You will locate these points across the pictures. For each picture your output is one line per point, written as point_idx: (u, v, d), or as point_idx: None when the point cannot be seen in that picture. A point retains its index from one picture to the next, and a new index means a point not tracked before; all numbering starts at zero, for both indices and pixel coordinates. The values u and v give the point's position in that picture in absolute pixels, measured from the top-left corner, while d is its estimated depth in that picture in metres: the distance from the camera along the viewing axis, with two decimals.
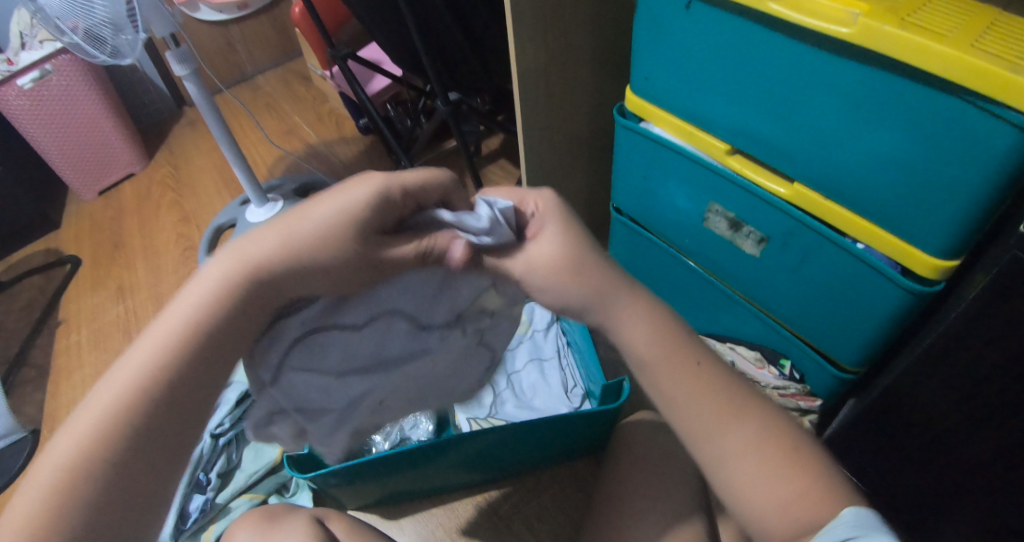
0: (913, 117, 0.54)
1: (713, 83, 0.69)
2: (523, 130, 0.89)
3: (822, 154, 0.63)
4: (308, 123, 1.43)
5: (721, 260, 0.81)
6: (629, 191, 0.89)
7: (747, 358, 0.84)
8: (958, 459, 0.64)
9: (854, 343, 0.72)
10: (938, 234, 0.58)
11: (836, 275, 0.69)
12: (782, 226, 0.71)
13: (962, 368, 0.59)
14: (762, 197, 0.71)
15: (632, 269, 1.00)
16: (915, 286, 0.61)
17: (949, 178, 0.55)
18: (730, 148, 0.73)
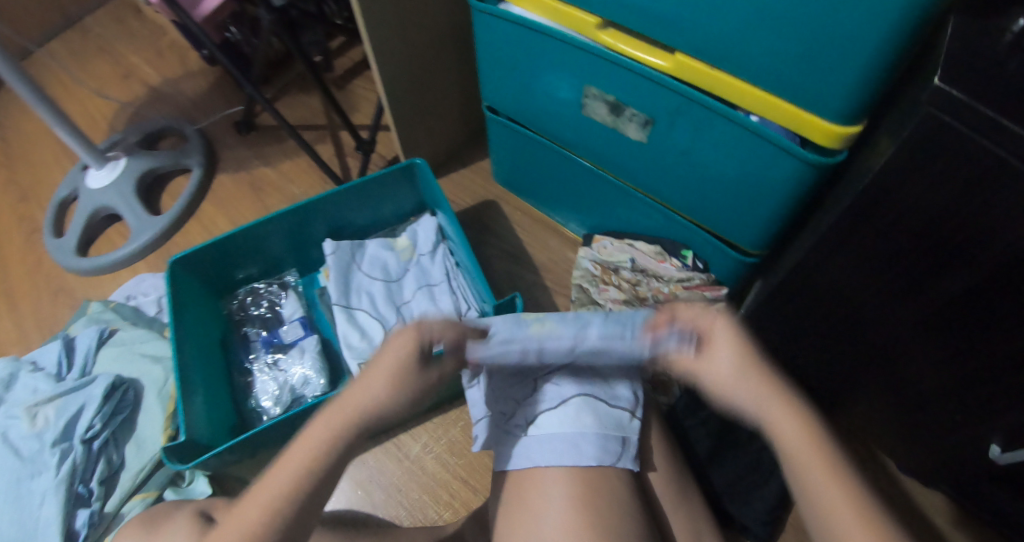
0: None
1: None
2: (367, 35, 0.75)
3: (707, 18, 0.54)
4: (148, 63, 1.24)
5: (611, 153, 0.72)
6: (501, 87, 0.77)
7: (648, 254, 0.79)
8: (876, 331, 0.62)
9: (754, 225, 0.68)
10: (837, 96, 0.52)
11: (731, 152, 0.62)
12: (667, 105, 0.62)
13: (874, 242, 0.53)
14: (644, 75, 0.61)
15: (519, 172, 0.89)
16: (814, 157, 0.56)
17: (849, 32, 0.47)
18: (601, 21, 0.61)
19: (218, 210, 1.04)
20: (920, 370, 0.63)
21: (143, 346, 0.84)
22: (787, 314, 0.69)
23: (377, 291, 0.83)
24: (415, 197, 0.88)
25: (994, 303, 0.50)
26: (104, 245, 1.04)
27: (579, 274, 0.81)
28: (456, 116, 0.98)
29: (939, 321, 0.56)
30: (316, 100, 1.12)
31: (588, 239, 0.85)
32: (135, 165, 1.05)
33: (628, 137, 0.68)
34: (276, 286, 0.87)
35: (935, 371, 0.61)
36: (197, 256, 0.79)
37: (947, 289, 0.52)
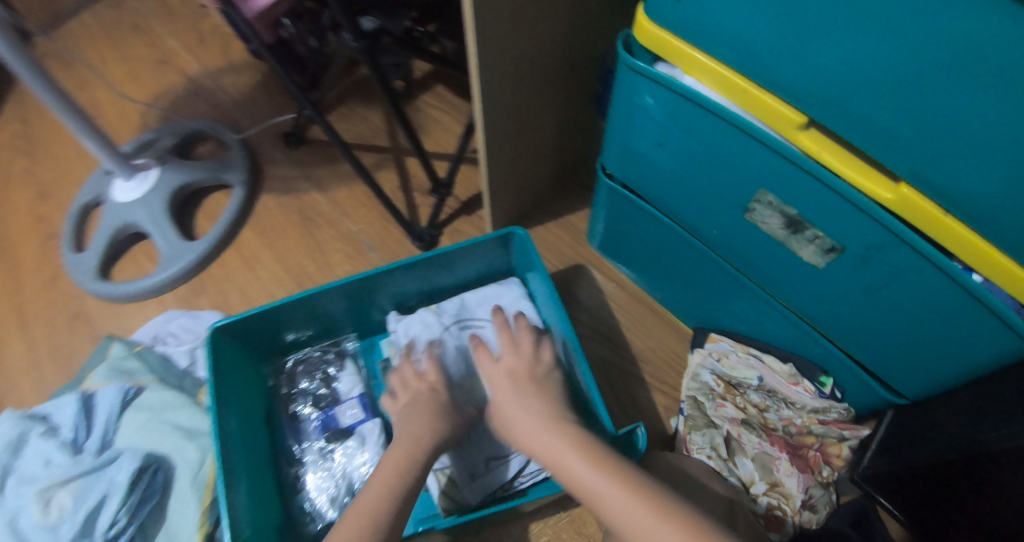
0: None
1: (803, 19, 0.42)
2: (478, 81, 0.61)
3: (961, 153, 0.40)
4: (187, 48, 1.10)
5: (760, 260, 0.59)
6: (628, 157, 0.63)
7: (777, 373, 0.67)
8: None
9: (932, 382, 0.55)
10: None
11: (936, 306, 0.49)
12: (866, 237, 0.48)
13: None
14: (844, 197, 0.47)
15: (624, 240, 0.76)
16: None
17: None
18: (805, 119, 0.47)
19: (261, 239, 0.91)
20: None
21: (175, 414, 0.72)
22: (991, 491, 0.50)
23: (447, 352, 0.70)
24: (499, 263, 0.75)
25: None
26: (129, 266, 0.92)
27: (689, 382, 0.70)
28: (547, 162, 0.84)
29: None
30: (377, 116, 0.98)
31: (703, 338, 0.73)
32: (168, 177, 0.92)
33: (801, 257, 0.55)
34: (332, 353, 0.76)
35: None
36: (243, 321, 0.67)
37: None
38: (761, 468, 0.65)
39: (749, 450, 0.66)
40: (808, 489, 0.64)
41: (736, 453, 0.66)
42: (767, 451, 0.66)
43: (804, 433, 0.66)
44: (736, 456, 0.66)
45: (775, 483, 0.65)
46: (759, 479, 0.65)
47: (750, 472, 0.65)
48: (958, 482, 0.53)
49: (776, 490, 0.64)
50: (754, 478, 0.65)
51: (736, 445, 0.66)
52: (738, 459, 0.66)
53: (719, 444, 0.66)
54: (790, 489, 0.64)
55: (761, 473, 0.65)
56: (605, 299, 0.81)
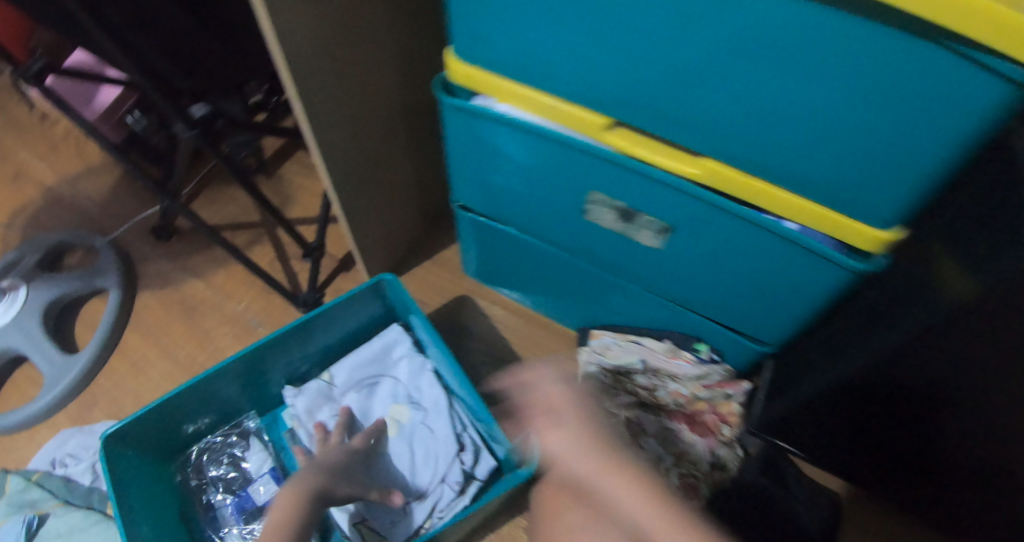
0: (886, 81, 0.38)
1: (576, 39, 0.47)
2: (311, 135, 0.63)
3: (748, 125, 0.46)
4: (38, 158, 1.07)
5: (614, 255, 0.64)
6: (474, 186, 0.68)
7: (658, 352, 0.72)
8: (926, 440, 0.57)
9: (783, 325, 0.61)
10: (895, 207, 0.46)
11: (762, 259, 0.55)
12: (689, 213, 0.54)
13: (938, 358, 0.49)
14: (661, 181, 0.52)
15: (497, 260, 0.80)
16: (863, 267, 0.49)
17: (914, 149, 0.41)
18: (609, 121, 0.52)
19: (147, 339, 0.89)
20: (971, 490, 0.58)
21: (86, 534, 0.71)
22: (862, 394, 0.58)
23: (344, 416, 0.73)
24: (383, 308, 0.78)
25: None
26: (12, 395, 0.87)
27: (583, 379, 0.74)
28: (412, 205, 0.88)
29: None
30: (244, 194, 0.99)
31: (586, 335, 0.78)
32: (38, 295, 0.89)
33: (641, 243, 0.60)
34: (237, 435, 0.76)
35: None
36: (131, 424, 0.65)
37: None
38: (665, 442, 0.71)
39: (650, 430, 0.71)
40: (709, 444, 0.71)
41: (640, 436, 0.71)
42: (666, 424, 0.72)
43: (694, 401, 0.73)
44: (640, 438, 0.71)
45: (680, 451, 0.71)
46: (666, 452, 0.71)
47: (658, 449, 0.71)
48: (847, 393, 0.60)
49: (681, 458, 0.71)
50: (661, 454, 0.71)
51: (638, 428, 0.71)
52: (644, 440, 0.71)
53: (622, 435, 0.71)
54: (692, 452, 0.71)
55: (666, 446, 0.71)
56: (494, 322, 0.85)
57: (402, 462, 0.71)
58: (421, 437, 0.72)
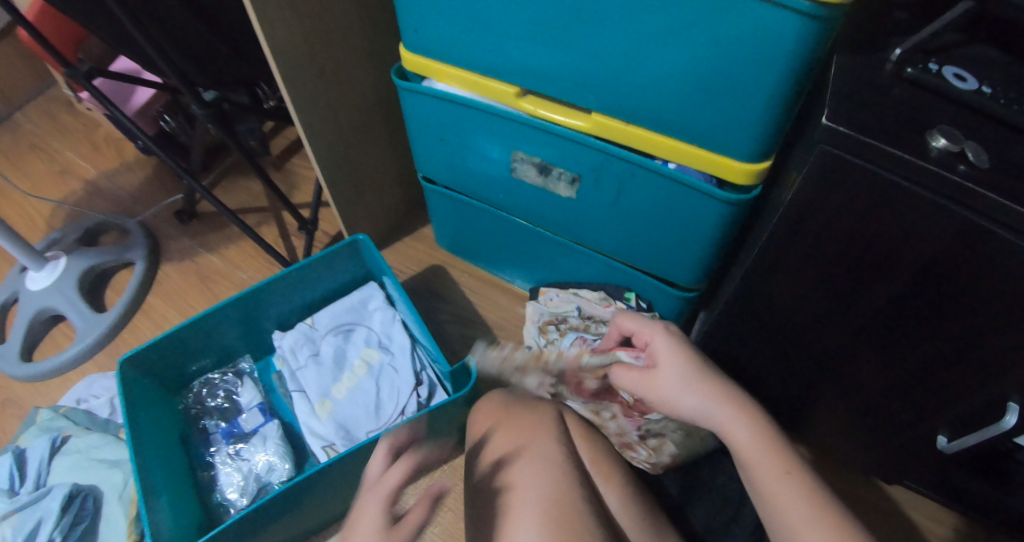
0: (717, 32, 0.55)
1: (501, 25, 0.66)
2: (298, 117, 0.78)
3: (634, 78, 0.64)
4: (82, 156, 1.23)
5: (544, 210, 0.80)
6: (435, 159, 0.84)
7: (593, 300, 0.85)
8: (813, 348, 0.68)
9: (688, 264, 0.75)
10: (747, 139, 0.62)
11: (655, 197, 0.71)
12: (591, 161, 0.72)
13: (795, 265, 0.59)
14: (565, 135, 0.71)
15: (460, 234, 0.93)
16: (734, 196, 0.64)
17: (746, 86, 0.58)
18: (520, 91, 0.72)
19: (167, 303, 1.01)
20: (858, 387, 0.69)
21: (100, 451, 0.83)
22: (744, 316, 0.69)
23: (323, 356, 0.85)
24: (360, 271, 0.90)
25: (938, 289, 0.52)
26: (50, 348, 0.99)
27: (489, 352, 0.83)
28: (394, 186, 1.00)
29: (904, 304, 0.55)
30: (256, 183, 1.11)
31: (535, 292, 0.90)
32: (77, 263, 1.01)
33: (560, 196, 0.77)
34: (232, 375, 0.88)
35: (911, 362, 0.61)
36: (146, 353, 0.78)
37: (908, 269, 0.52)
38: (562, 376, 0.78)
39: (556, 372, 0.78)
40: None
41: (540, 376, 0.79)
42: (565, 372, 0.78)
43: None
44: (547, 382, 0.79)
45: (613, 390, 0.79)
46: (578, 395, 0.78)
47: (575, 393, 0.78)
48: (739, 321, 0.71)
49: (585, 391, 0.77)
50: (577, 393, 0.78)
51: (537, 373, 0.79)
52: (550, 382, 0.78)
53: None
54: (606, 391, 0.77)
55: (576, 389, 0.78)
56: (462, 289, 0.96)
57: (368, 397, 0.82)
58: (385, 375, 0.83)
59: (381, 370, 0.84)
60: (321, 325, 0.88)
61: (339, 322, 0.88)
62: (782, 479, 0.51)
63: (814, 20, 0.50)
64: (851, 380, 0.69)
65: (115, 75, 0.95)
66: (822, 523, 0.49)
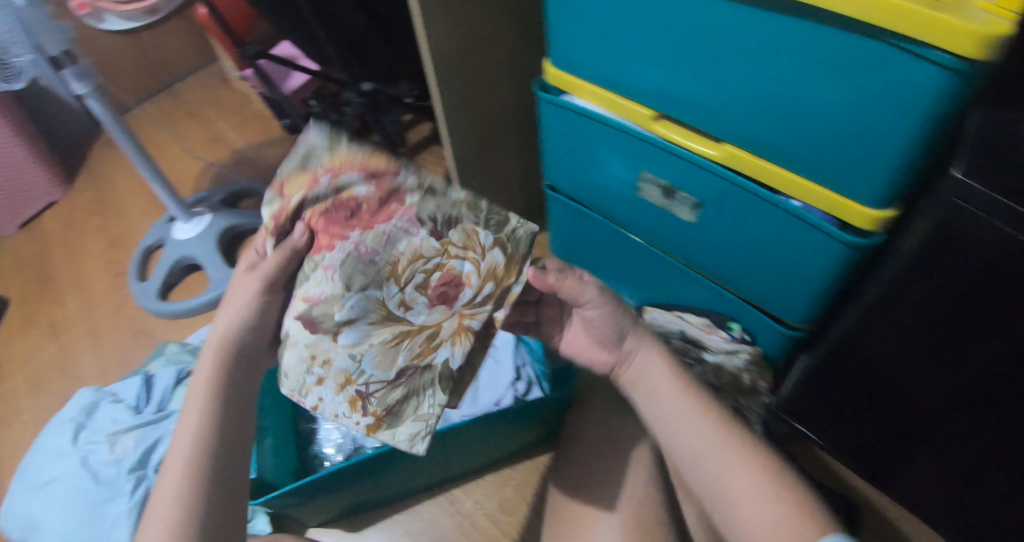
0: (857, 78, 0.57)
1: (646, 51, 0.71)
2: (445, 118, 0.86)
3: (765, 114, 0.66)
4: (232, 127, 1.36)
5: (661, 229, 0.84)
6: (564, 170, 0.90)
7: (696, 325, 0.88)
8: (915, 403, 0.70)
9: (798, 301, 0.77)
10: (875, 184, 0.63)
11: (773, 233, 0.73)
12: (716, 190, 0.74)
13: (907, 312, 0.63)
14: (692, 160, 0.74)
15: (576, 243, 1.00)
16: (853, 239, 0.65)
17: (880, 133, 0.59)
18: (656, 114, 0.76)
19: None
20: (961, 451, 0.69)
21: None
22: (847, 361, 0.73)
23: None
24: None
25: None
26: (183, 292, 1.11)
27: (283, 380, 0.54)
28: (515, 191, 1.06)
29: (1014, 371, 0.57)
30: None
31: (641, 310, 0.95)
32: (218, 221, 1.13)
33: (681, 218, 0.80)
34: None
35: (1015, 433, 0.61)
36: None
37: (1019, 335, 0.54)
38: (377, 284, 0.51)
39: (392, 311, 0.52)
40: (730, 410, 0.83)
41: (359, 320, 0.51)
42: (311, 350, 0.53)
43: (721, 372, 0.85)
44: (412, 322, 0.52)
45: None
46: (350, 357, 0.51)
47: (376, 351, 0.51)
48: (838, 365, 0.75)
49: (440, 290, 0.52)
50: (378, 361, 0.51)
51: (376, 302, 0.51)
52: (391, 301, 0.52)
53: (297, 327, 0.52)
54: (380, 360, 0.52)
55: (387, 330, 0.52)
56: None
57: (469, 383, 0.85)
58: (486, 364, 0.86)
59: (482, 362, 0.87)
60: None
61: None
62: (726, 446, 0.54)
63: (958, 75, 0.51)
64: (957, 441, 0.68)
65: (277, 60, 1.06)
66: (767, 487, 0.51)
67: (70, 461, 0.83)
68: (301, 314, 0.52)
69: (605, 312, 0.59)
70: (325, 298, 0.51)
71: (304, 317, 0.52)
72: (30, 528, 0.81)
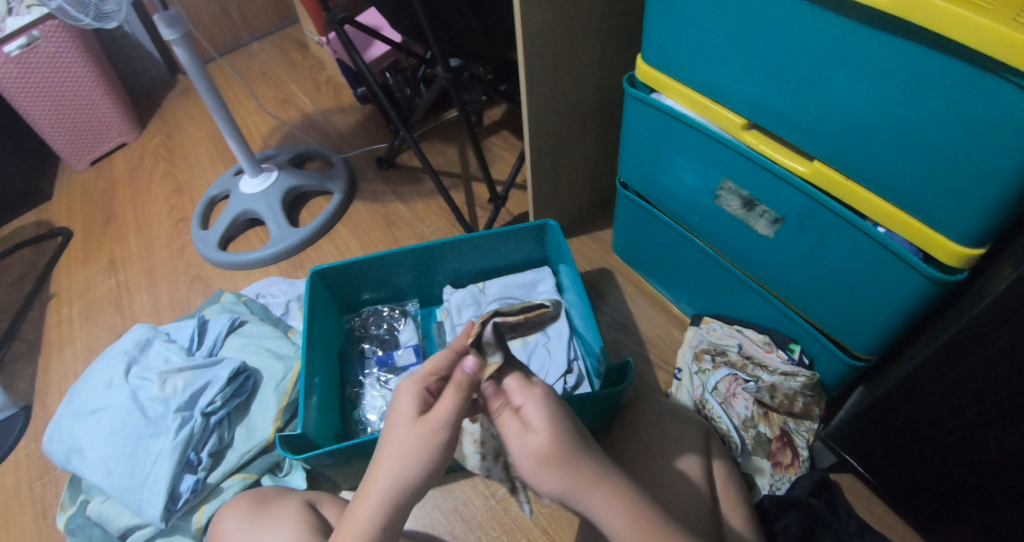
0: (967, 109, 0.54)
1: (744, 59, 0.69)
2: (527, 102, 0.86)
3: (861, 136, 0.64)
4: (304, 91, 1.38)
5: (733, 239, 0.83)
6: (639, 169, 0.89)
7: (755, 342, 0.87)
8: (978, 455, 0.66)
9: (867, 331, 0.74)
10: (964, 221, 0.60)
11: (852, 258, 0.70)
12: (799, 207, 0.72)
13: (987, 356, 0.59)
14: (777, 173, 0.72)
15: (639, 244, 0.99)
16: (937, 274, 0.62)
17: (983, 169, 0.56)
18: (747, 123, 0.74)
19: (351, 233, 1.11)
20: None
21: (268, 341, 0.93)
22: (908, 405, 0.70)
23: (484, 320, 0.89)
24: (538, 253, 0.95)
25: None
26: (242, 245, 1.13)
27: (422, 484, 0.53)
28: (583, 185, 1.05)
29: None
30: (454, 150, 1.18)
31: (698, 319, 0.94)
32: (284, 180, 1.14)
33: (756, 231, 0.79)
34: (398, 311, 0.95)
35: None
36: (337, 269, 0.87)
37: None
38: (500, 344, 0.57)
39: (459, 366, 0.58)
40: (777, 431, 0.82)
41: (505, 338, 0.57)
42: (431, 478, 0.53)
43: (773, 391, 0.82)
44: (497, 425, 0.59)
45: (752, 423, 0.82)
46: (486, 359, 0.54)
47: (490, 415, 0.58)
48: (894, 408, 0.71)
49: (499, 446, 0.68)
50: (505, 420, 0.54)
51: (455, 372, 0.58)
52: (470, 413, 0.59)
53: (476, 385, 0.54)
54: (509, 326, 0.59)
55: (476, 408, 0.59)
56: (624, 297, 1.02)
57: None
58: (538, 349, 0.87)
59: (534, 346, 0.87)
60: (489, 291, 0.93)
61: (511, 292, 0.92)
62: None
63: None
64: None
65: (362, 29, 1.07)
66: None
67: (120, 393, 0.85)
68: (419, 469, 0.50)
69: (555, 434, 0.49)
70: (443, 450, 0.51)
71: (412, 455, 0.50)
72: (74, 452, 0.83)
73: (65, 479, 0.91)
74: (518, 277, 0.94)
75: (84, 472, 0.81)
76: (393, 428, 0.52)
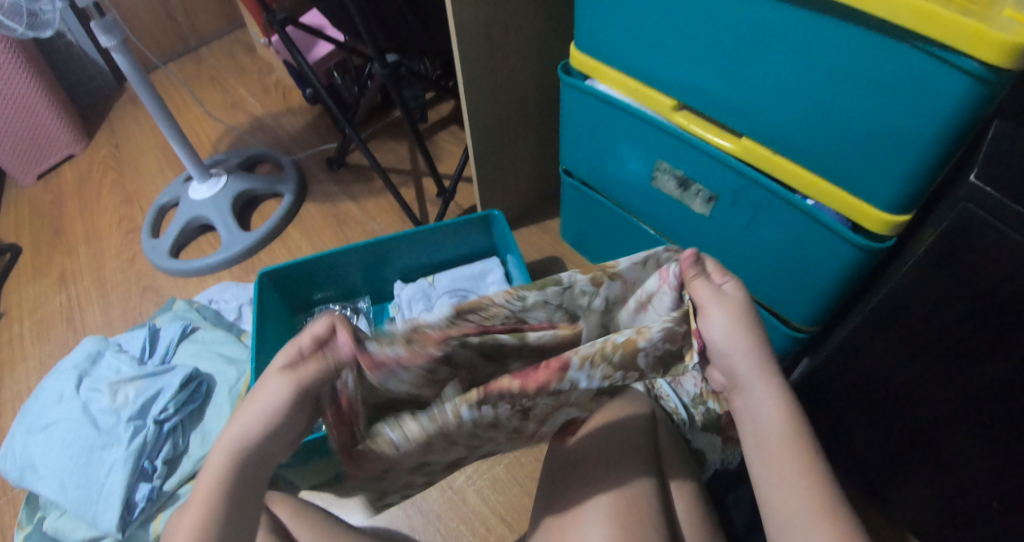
0: (879, 78, 0.56)
1: (669, 42, 0.71)
2: (467, 95, 0.86)
3: (784, 111, 0.65)
4: (252, 94, 1.37)
5: (674, 220, 0.84)
6: (580, 155, 0.91)
7: None
8: (915, 416, 0.67)
9: (805, 302, 0.76)
10: (887, 189, 0.62)
11: (785, 230, 0.72)
12: (732, 184, 0.74)
13: (914, 321, 0.58)
14: (709, 152, 0.74)
15: (587, 230, 1.01)
16: (864, 241, 0.64)
17: (898, 137, 0.58)
18: (678, 104, 0.75)
19: (303, 235, 1.10)
20: (971, 461, 0.64)
21: (221, 346, 0.93)
22: (849, 370, 0.69)
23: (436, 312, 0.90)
24: (486, 243, 0.96)
25: None
26: (194, 252, 1.12)
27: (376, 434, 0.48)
28: (530, 175, 1.07)
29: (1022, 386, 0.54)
30: (403, 147, 1.18)
31: None
32: (233, 184, 1.14)
33: (694, 210, 0.81)
34: (350, 309, 0.95)
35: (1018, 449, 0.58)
36: (286, 270, 0.87)
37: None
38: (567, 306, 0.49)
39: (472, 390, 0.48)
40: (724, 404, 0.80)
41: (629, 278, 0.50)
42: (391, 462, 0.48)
43: None
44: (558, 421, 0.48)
45: (700, 400, 0.80)
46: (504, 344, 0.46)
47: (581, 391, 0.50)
48: (837, 373, 0.71)
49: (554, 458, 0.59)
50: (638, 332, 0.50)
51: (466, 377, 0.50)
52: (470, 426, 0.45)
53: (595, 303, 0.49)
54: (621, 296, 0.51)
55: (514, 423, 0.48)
56: None
57: None
58: None
59: None
60: (439, 284, 0.93)
61: (460, 285, 0.93)
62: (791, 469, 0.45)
63: (980, 81, 0.50)
64: (963, 456, 0.64)
65: (304, 29, 1.07)
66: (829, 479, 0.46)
67: (71, 406, 0.84)
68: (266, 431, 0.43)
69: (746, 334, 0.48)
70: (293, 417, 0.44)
71: (285, 407, 0.43)
72: (26, 469, 0.81)
73: (21, 498, 0.89)
74: (467, 268, 0.95)
75: (38, 488, 0.79)
76: (260, 383, 0.44)
